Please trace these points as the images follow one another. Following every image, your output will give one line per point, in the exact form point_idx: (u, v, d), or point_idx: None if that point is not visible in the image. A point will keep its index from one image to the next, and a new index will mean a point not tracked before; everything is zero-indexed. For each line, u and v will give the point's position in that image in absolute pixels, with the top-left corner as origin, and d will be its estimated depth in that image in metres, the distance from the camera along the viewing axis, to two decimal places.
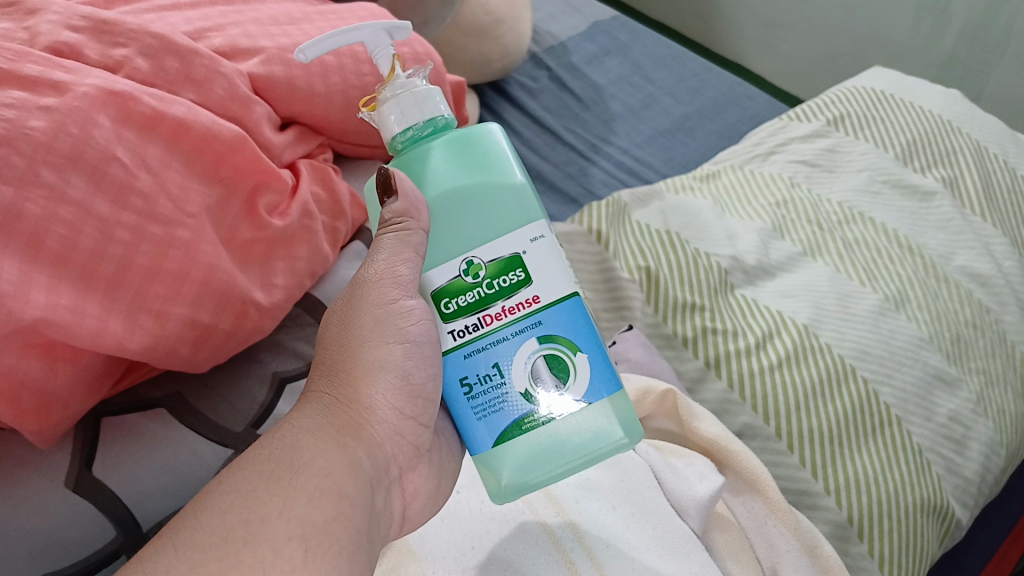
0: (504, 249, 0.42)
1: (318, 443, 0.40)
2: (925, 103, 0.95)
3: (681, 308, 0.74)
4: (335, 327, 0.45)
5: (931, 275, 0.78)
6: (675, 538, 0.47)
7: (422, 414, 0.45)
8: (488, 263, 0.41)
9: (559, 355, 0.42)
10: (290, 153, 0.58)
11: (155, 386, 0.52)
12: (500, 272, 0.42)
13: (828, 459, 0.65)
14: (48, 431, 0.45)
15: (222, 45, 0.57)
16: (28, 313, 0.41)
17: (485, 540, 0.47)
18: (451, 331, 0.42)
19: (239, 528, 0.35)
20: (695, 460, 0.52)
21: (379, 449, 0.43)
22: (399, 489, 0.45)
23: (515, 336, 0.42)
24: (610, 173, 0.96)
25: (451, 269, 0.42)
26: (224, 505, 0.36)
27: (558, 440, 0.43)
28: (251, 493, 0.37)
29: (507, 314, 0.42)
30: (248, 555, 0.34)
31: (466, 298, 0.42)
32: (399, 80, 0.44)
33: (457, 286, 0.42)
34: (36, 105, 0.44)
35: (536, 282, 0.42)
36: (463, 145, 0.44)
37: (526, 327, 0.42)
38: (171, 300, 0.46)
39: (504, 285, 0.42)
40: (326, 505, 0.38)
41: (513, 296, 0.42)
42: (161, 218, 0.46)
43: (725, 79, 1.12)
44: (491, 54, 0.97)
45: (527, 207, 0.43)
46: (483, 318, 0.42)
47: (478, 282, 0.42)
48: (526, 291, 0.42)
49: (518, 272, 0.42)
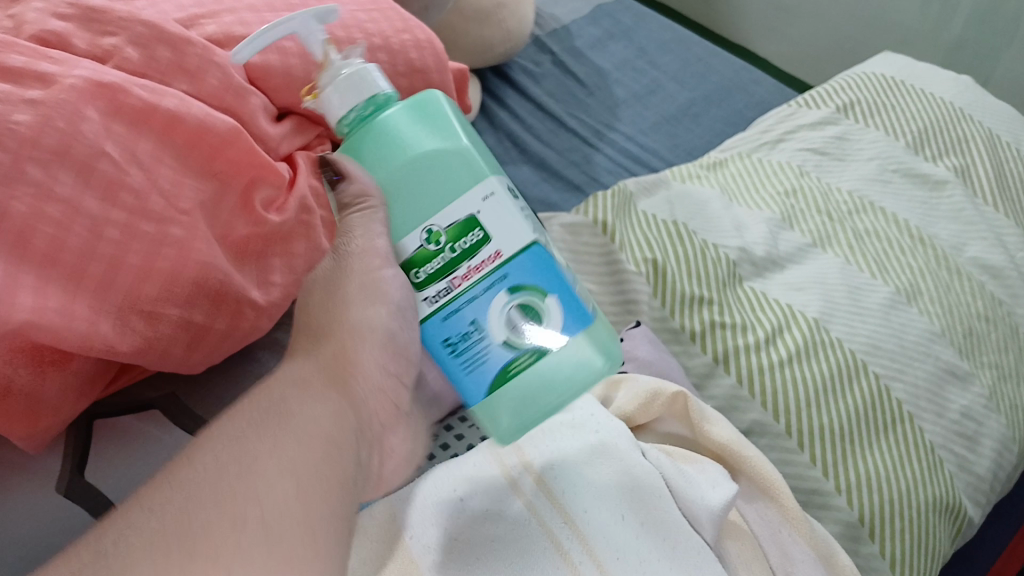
0: (459, 210, 0.38)
1: (312, 402, 0.41)
2: (936, 90, 0.94)
3: (689, 301, 0.72)
4: (321, 292, 0.45)
5: (943, 267, 0.76)
6: (687, 549, 0.45)
7: (403, 374, 0.45)
8: (446, 229, 0.39)
9: (530, 301, 0.39)
10: (287, 145, 0.55)
11: (149, 386, 0.50)
12: (459, 235, 0.39)
13: (838, 458, 0.63)
14: (37, 437, 0.43)
15: (215, 32, 0.54)
16: (15, 315, 0.38)
17: (491, 555, 0.46)
18: (425, 299, 0.40)
19: (229, 476, 0.37)
20: (707, 466, 0.50)
21: (363, 407, 0.44)
22: (379, 449, 0.45)
23: (485, 292, 0.39)
24: (614, 159, 0.94)
25: (413, 241, 0.40)
26: (216, 454, 0.38)
27: (543, 378, 0.40)
28: (241, 444, 0.39)
29: (475, 272, 0.39)
30: (231, 503, 0.36)
31: (432, 265, 0.39)
32: (331, 63, 0.41)
33: (422, 256, 0.39)
34: (21, 98, 0.41)
35: (496, 237, 0.38)
36: (406, 115, 0.41)
37: (495, 281, 0.39)
38: (164, 301, 0.44)
39: (466, 246, 0.39)
40: (309, 456, 0.39)
41: (476, 255, 0.39)
42: (154, 215, 0.44)
43: (731, 64, 1.11)
44: (492, 38, 0.95)
45: (474, 164, 0.39)
46: (453, 280, 0.39)
47: (441, 248, 0.39)
48: (488, 247, 0.38)
49: (476, 232, 0.38)
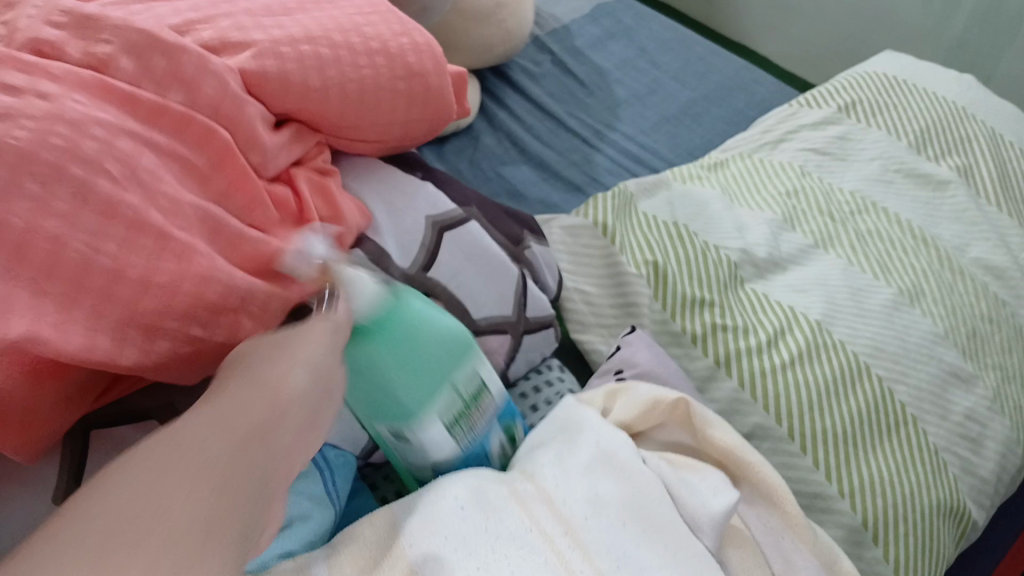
0: (479, 377, 0.48)
1: (221, 441, 0.32)
2: (938, 89, 0.93)
3: (690, 304, 0.72)
4: (273, 333, 0.38)
5: (946, 267, 0.76)
6: (689, 557, 0.44)
7: (309, 433, 0.36)
8: (472, 393, 0.48)
9: (509, 425, 0.54)
10: (286, 156, 0.54)
11: (146, 396, 0.49)
12: (478, 396, 0.49)
13: (841, 461, 0.62)
14: (32, 447, 0.42)
15: (211, 38, 0.53)
16: (12, 330, 0.38)
17: (491, 560, 0.42)
18: (451, 442, 0.48)
19: (141, 519, 0.29)
20: (709, 475, 0.49)
21: (274, 464, 0.34)
22: (268, 526, 0.35)
23: (486, 424, 0.51)
24: (614, 160, 0.94)
25: (446, 408, 0.46)
26: (129, 485, 0.30)
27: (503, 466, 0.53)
28: (152, 476, 0.30)
29: (482, 415, 0.50)
30: (128, 551, 0.28)
31: (460, 421, 0.48)
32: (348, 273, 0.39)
33: (455, 416, 0.47)
34: (23, 113, 0.41)
35: (495, 390, 0.51)
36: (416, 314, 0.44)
37: (492, 416, 0.52)
38: (164, 314, 0.43)
39: (479, 402, 0.49)
40: (207, 517, 0.30)
41: (484, 405, 0.50)
42: (154, 229, 0.43)
43: (731, 63, 1.10)
44: (492, 38, 0.95)
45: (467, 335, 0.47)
46: (471, 424, 0.49)
47: (469, 407, 0.48)
48: (491, 398, 0.51)
49: (485, 392, 0.50)
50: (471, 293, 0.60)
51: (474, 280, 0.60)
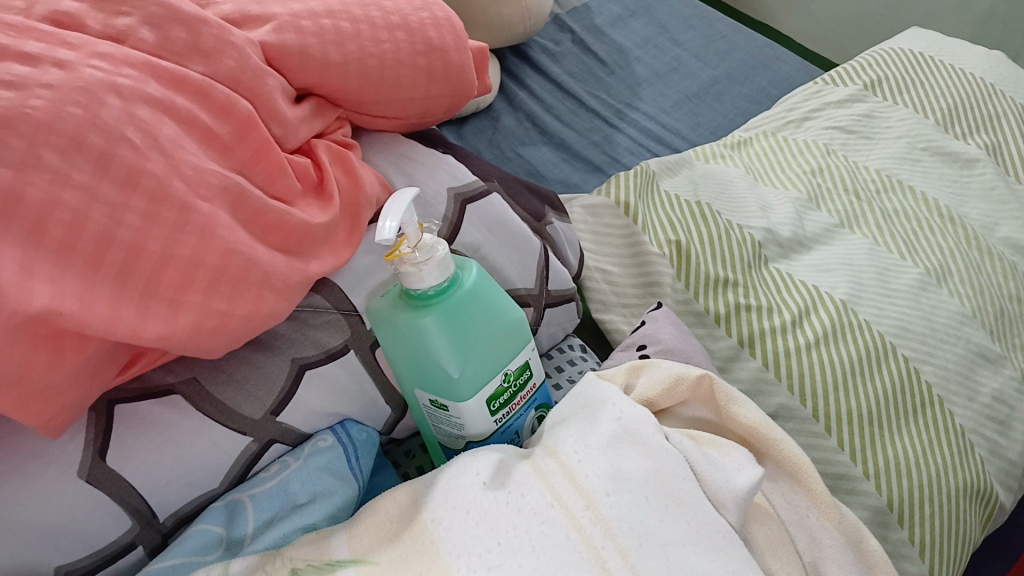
0: (522, 357, 0.52)
1: None
2: (967, 65, 0.91)
3: (713, 283, 0.70)
4: None
5: (974, 247, 0.75)
6: (712, 534, 0.43)
7: None
8: (514, 369, 0.51)
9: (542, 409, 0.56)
10: (307, 129, 0.54)
11: (169, 371, 0.47)
12: (520, 373, 0.52)
13: (867, 442, 0.61)
14: (58, 422, 0.41)
15: (231, 12, 0.53)
16: (34, 303, 0.37)
17: (512, 536, 0.41)
18: (495, 420, 0.51)
19: None
20: (732, 449, 0.48)
21: None
22: None
23: (523, 406, 0.54)
24: (635, 139, 0.93)
25: (493, 382, 0.50)
26: None
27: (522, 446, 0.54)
28: None
29: (522, 398, 0.53)
30: None
31: (501, 398, 0.51)
32: (419, 261, 0.46)
33: (498, 390, 0.50)
34: (38, 82, 0.41)
35: (536, 373, 0.54)
36: (477, 289, 0.50)
37: (528, 401, 0.54)
38: (186, 287, 0.42)
39: (520, 382, 0.52)
40: None
41: (524, 388, 0.53)
42: (176, 201, 0.42)
43: (754, 41, 1.09)
44: (512, 17, 0.94)
45: (523, 326, 0.52)
46: (512, 404, 0.52)
47: (509, 383, 0.51)
48: (531, 381, 0.53)
49: (527, 372, 0.52)
50: (494, 267, 0.60)
51: (497, 252, 0.60)
